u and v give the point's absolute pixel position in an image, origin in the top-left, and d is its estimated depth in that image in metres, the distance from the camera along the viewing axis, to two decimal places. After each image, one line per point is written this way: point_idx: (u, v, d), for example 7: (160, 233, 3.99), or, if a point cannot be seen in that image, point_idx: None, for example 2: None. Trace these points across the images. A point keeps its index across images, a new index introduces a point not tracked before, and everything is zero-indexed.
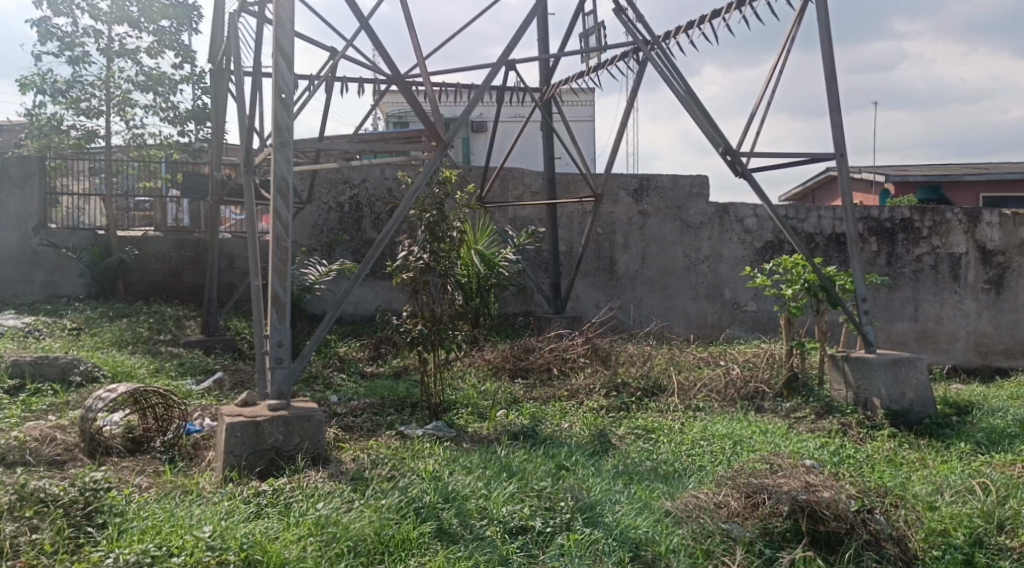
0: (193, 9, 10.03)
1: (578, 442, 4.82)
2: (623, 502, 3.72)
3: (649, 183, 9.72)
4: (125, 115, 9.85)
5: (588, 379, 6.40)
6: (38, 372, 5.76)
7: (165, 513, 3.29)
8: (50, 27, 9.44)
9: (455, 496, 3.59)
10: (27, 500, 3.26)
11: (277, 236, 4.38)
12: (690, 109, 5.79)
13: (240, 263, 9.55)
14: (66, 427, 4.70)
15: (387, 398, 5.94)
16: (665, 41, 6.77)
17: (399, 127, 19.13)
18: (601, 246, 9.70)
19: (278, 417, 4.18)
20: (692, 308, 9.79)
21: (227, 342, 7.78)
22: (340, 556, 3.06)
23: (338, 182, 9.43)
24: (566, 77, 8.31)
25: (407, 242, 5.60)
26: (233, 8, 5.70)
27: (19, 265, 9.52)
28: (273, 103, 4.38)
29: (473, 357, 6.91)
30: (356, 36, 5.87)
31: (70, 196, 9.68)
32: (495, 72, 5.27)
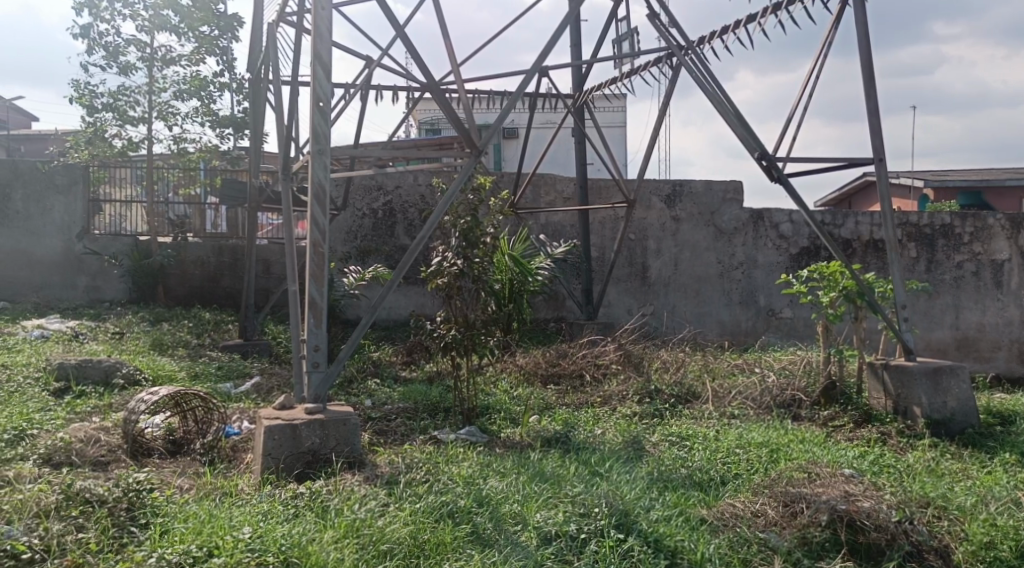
0: (233, 17, 10.23)
1: (612, 448, 4.81)
2: (657, 509, 3.70)
3: (682, 189, 9.68)
4: (166, 123, 10.06)
5: (621, 386, 6.38)
6: (82, 374, 5.91)
7: (206, 514, 3.35)
8: (95, 38, 9.69)
9: (489, 501, 3.61)
10: (73, 500, 3.35)
11: (314, 241, 4.43)
12: (725, 114, 5.75)
13: (277, 268, 9.71)
14: (110, 428, 4.82)
15: (420, 403, 5.97)
16: (698, 46, 6.74)
17: (431, 134, 19.29)
18: (634, 252, 9.68)
19: (314, 420, 4.23)
20: (726, 315, 9.71)
21: (263, 347, 7.90)
22: (377, 558, 3.10)
23: (372, 188, 9.53)
24: (599, 83, 8.30)
25: (441, 248, 5.64)
26: (272, 18, 5.80)
27: (63, 270, 9.80)
28: (311, 111, 4.45)
29: (506, 363, 6.92)
30: (392, 44, 5.94)
31: (111, 203, 9.91)
32: (529, 79, 5.29)
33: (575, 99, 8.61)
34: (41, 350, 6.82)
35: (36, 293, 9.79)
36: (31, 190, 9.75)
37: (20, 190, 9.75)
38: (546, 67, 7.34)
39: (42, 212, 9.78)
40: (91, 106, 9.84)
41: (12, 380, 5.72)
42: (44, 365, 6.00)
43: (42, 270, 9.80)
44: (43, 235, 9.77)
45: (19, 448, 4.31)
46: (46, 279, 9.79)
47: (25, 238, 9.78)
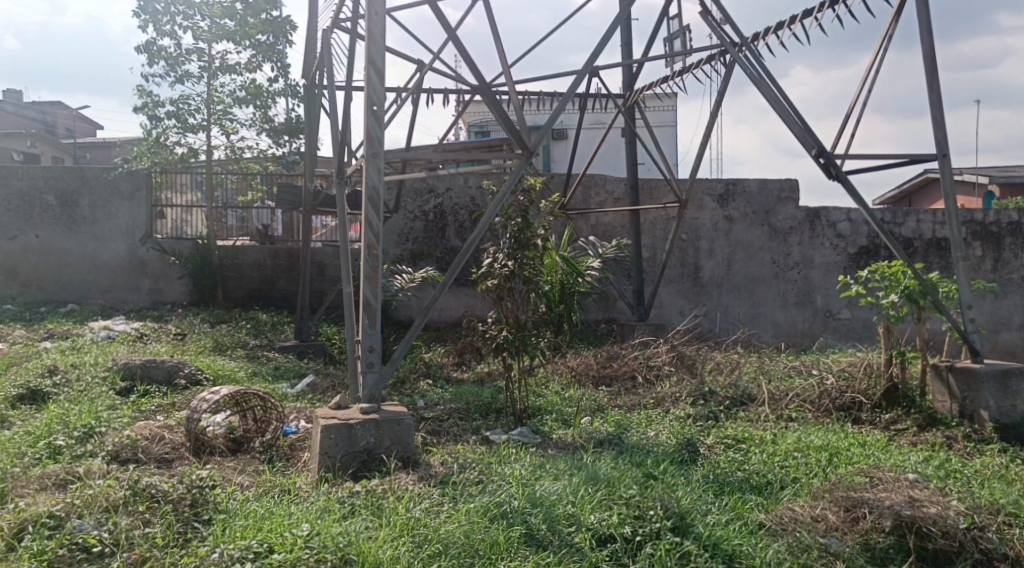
0: (287, 24, 10.43)
1: (666, 450, 4.76)
2: (714, 512, 3.65)
3: (736, 189, 9.53)
4: (224, 130, 10.32)
5: (674, 387, 6.30)
6: (146, 374, 6.09)
7: (265, 512, 3.41)
8: (156, 49, 9.99)
9: (543, 502, 3.58)
10: (140, 496, 3.45)
11: (368, 244, 4.48)
12: (780, 111, 5.62)
13: (331, 271, 9.88)
14: (173, 426, 4.95)
15: (472, 403, 6.01)
16: (752, 42, 6.62)
17: (481, 136, 19.37)
18: (686, 252, 9.56)
19: (370, 420, 4.28)
20: (781, 316, 9.54)
21: (318, 348, 8.04)
22: (433, 557, 3.12)
23: (423, 191, 9.63)
24: (650, 82, 8.23)
25: (492, 249, 5.65)
26: (326, 25, 5.90)
27: (127, 273, 10.13)
28: (365, 116, 4.50)
29: (556, 364, 6.90)
30: (444, 48, 5.98)
31: (173, 208, 10.20)
32: (580, 79, 5.26)
33: (626, 99, 8.54)
34: (107, 350, 7.05)
35: (102, 296, 10.14)
36: (97, 196, 10.11)
37: (87, 197, 10.11)
38: (596, 67, 7.30)
39: (107, 217, 10.12)
40: (153, 115, 10.15)
41: (81, 379, 5.94)
42: (110, 366, 6.21)
43: (108, 273, 10.14)
44: (108, 240, 10.11)
45: (89, 445, 4.47)
46: (111, 282, 10.13)
47: (92, 243, 10.13)
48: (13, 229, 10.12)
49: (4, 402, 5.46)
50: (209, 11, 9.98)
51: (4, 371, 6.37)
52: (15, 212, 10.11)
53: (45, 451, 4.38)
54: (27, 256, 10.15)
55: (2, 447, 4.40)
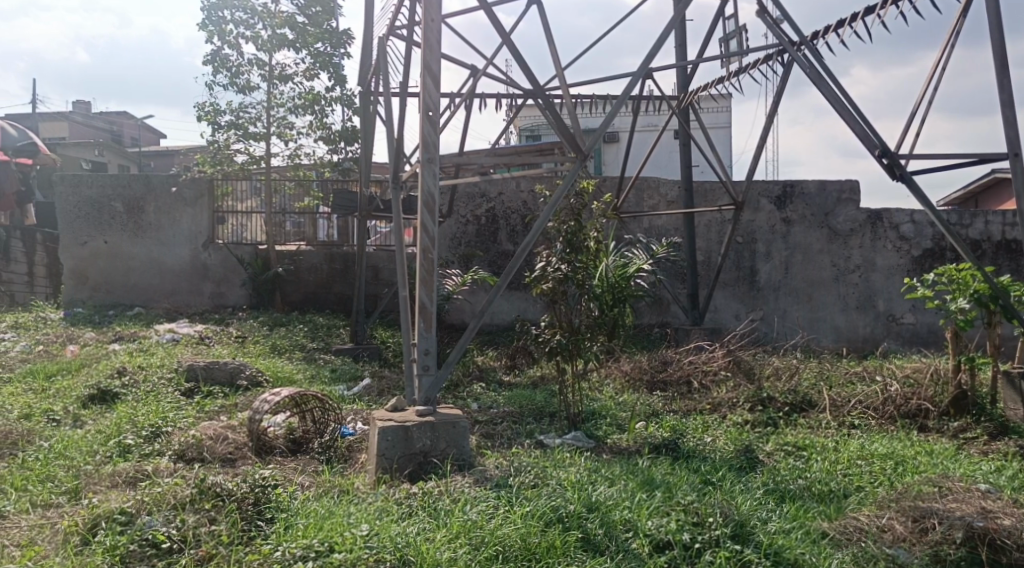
0: (344, 33, 10.62)
1: (724, 457, 4.69)
2: (775, 520, 3.58)
3: (794, 190, 9.34)
4: (283, 138, 10.55)
5: (731, 393, 6.19)
6: (210, 376, 6.26)
7: (326, 511, 3.46)
8: (219, 58, 10.27)
9: (599, 507, 3.56)
10: (206, 494, 3.53)
11: (423, 248, 4.52)
12: (841, 111, 5.20)
13: (385, 275, 10.02)
14: (236, 426, 5.06)
15: (525, 407, 6.02)
16: (811, 42, 6.47)
17: (532, 140, 19.42)
18: (741, 255, 9.41)
19: (425, 422, 4.32)
20: (842, 320, 9.32)
21: (373, 351, 8.14)
22: (489, 560, 3.13)
23: (475, 196, 9.68)
24: (705, 83, 8.13)
25: (545, 254, 5.64)
26: (383, 33, 5.99)
27: (190, 277, 10.43)
28: (421, 121, 4.55)
29: (609, 368, 6.84)
30: (497, 53, 5.98)
31: (233, 214, 10.47)
32: (634, 82, 5.14)
33: (680, 100, 8.44)
34: (172, 352, 7.28)
35: (166, 299, 10.46)
36: (163, 203, 10.43)
37: (153, 203, 10.43)
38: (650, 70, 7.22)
39: (172, 223, 10.43)
40: (215, 123, 10.43)
41: (148, 380, 6.14)
42: (176, 367, 6.40)
43: (171, 277, 10.46)
44: (172, 245, 10.42)
45: (156, 444, 4.62)
46: (175, 286, 10.45)
47: (157, 248, 10.45)
48: (83, 235, 10.49)
49: (76, 402, 5.67)
50: (270, 21, 10.22)
51: (76, 372, 6.61)
52: (86, 218, 10.48)
53: (116, 450, 4.53)
54: (97, 261, 10.52)
55: (76, 445, 4.58)
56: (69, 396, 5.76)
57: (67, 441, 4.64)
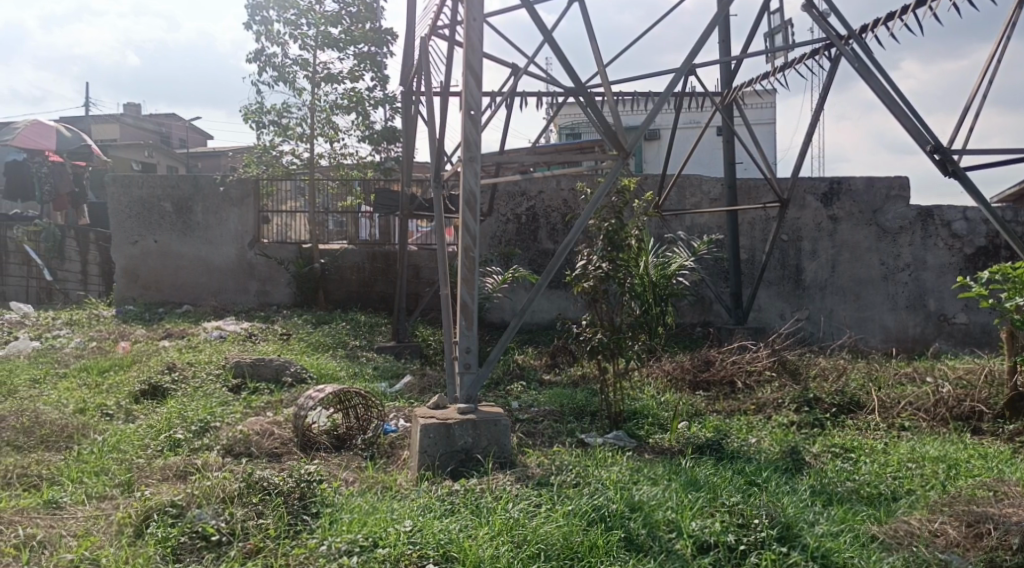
0: (387, 31, 10.70)
1: (769, 458, 4.62)
2: (823, 523, 3.52)
3: (841, 187, 9.15)
4: (327, 138, 10.69)
5: (776, 393, 6.09)
6: (256, 372, 6.38)
7: (370, 507, 3.50)
8: (265, 59, 10.44)
9: (641, 507, 3.54)
10: (253, 488, 3.59)
11: (464, 246, 4.54)
12: (892, 108, 5.02)
13: (426, 273, 10.09)
14: (282, 422, 5.14)
15: (566, 405, 5.99)
16: (860, 36, 6.33)
17: (572, 139, 19.40)
18: (786, 253, 9.26)
19: (467, 420, 4.34)
20: (890, 320, 9.12)
21: (415, 349, 8.20)
22: (532, 558, 3.13)
23: (516, 194, 9.69)
24: (749, 79, 8.01)
25: (587, 252, 5.61)
26: (426, 32, 6.02)
27: (236, 276, 10.63)
28: (463, 120, 4.57)
29: (651, 367, 6.78)
30: (538, 51, 5.97)
31: (278, 214, 10.64)
32: (678, 78, 5.07)
33: (724, 97, 8.33)
34: (220, 349, 7.42)
35: (214, 297, 10.68)
36: (210, 202, 10.64)
37: (200, 203, 10.65)
38: (694, 66, 7.14)
39: (219, 222, 10.64)
40: (261, 124, 10.61)
41: (197, 376, 6.28)
42: (224, 364, 6.53)
43: (219, 276, 10.68)
44: (219, 244, 10.63)
45: (205, 439, 4.72)
46: (222, 284, 10.67)
47: (205, 247, 10.67)
48: (134, 234, 10.76)
49: (128, 396, 5.82)
50: (314, 21, 10.35)
51: (128, 367, 6.79)
52: (137, 217, 10.75)
53: (166, 443, 4.64)
54: (147, 260, 10.79)
55: (128, 439, 4.70)
56: (122, 391, 5.91)
57: (120, 435, 4.76)
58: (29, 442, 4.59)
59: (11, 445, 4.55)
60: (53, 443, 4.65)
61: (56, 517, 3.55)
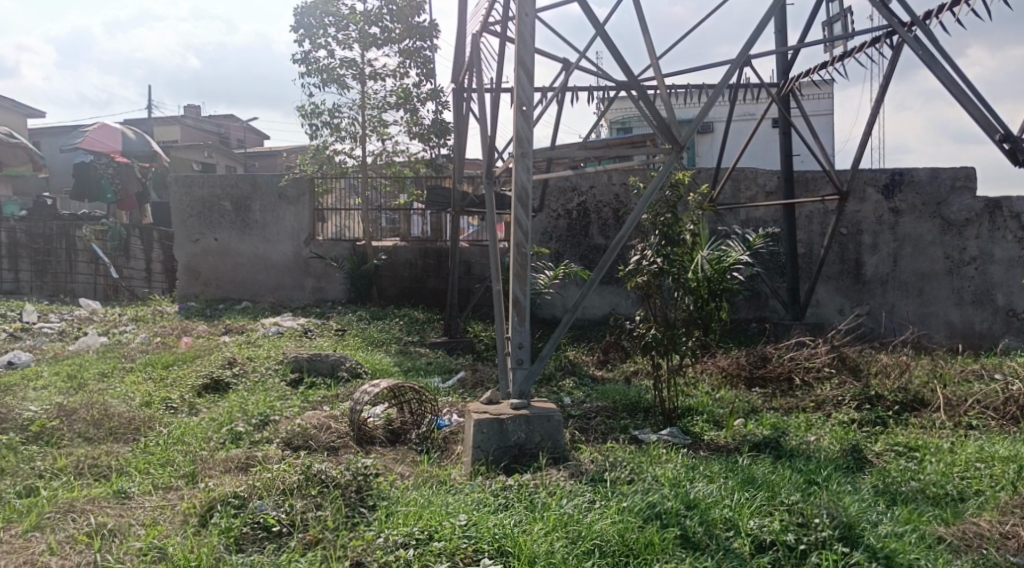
0: (432, 25, 10.76)
1: (828, 457, 4.52)
2: (887, 523, 3.43)
3: (903, 179, 8.88)
4: (378, 136, 10.81)
5: (836, 390, 5.94)
6: (313, 367, 6.50)
7: (425, 500, 3.53)
8: (314, 61, 10.61)
9: (698, 504, 3.50)
10: (311, 480, 3.65)
11: (517, 242, 4.54)
12: (958, 96, 4.84)
13: (478, 270, 10.14)
14: (338, 416, 5.22)
15: (619, 402, 5.94)
16: (924, 22, 6.13)
17: (622, 133, 19.31)
18: (846, 247, 9.03)
19: (520, 415, 4.35)
20: (956, 315, 8.83)
21: (467, 344, 8.26)
22: (587, 554, 3.12)
23: (567, 190, 9.66)
24: (806, 69, 7.82)
25: (640, 247, 5.56)
26: (477, 29, 6.04)
27: (293, 273, 10.85)
28: (515, 116, 4.56)
29: (706, 363, 6.67)
30: (590, 45, 5.93)
31: (333, 212, 10.81)
32: (733, 70, 4.98)
33: (780, 88, 8.15)
34: (278, 344, 7.58)
35: (272, 293, 10.92)
36: (268, 201, 10.87)
37: (258, 202, 10.88)
38: (749, 57, 7.02)
39: (275, 220, 10.86)
40: (313, 124, 10.79)
41: (257, 371, 6.43)
42: (281, 359, 6.67)
43: (276, 272, 10.91)
44: (277, 242, 10.86)
45: (265, 431, 4.84)
46: (279, 281, 10.90)
47: (263, 245, 10.91)
48: (195, 233, 11.06)
49: (192, 390, 5.99)
50: (360, 20, 10.46)
51: (190, 362, 6.99)
52: (197, 217, 11.04)
53: (228, 436, 4.77)
54: (208, 258, 11.08)
55: (192, 432, 4.84)
56: (185, 385, 6.07)
57: (183, 428, 4.89)
58: (99, 434, 4.77)
59: (82, 437, 4.74)
60: (121, 434, 4.81)
61: (125, 506, 3.67)
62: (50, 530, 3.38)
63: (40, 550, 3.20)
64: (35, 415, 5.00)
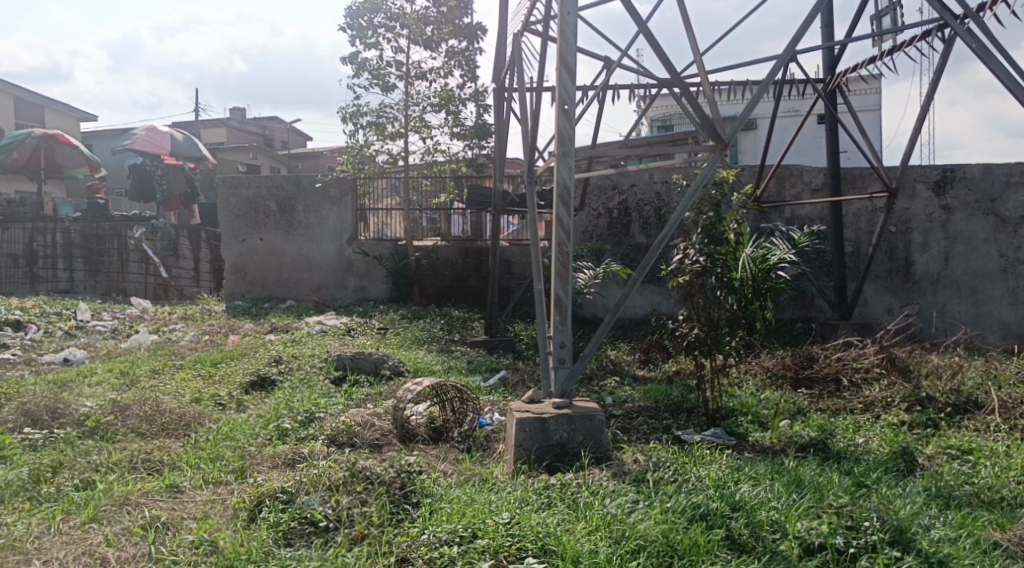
0: (476, 26, 10.81)
1: (878, 459, 4.43)
2: (940, 528, 3.35)
3: (955, 175, 8.65)
4: (421, 136, 10.89)
5: (885, 391, 5.81)
6: (357, 365, 6.57)
7: (468, 497, 3.55)
8: (361, 61, 10.73)
9: (744, 506, 3.46)
10: (356, 477, 3.69)
11: (558, 241, 4.53)
12: (1014, 90, 4.69)
13: (518, 268, 10.16)
14: (382, 414, 5.26)
15: (661, 401, 5.89)
16: (977, 14, 5.98)
17: (663, 131, 19.16)
18: (895, 246, 8.83)
19: (562, 415, 4.34)
20: (1010, 315, 8.58)
21: (508, 344, 8.27)
22: (631, 554, 3.11)
23: (608, 188, 9.61)
24: (854, 64, 7.66)
25: (683, 245, 5.50)
26: (519, 28, 6.04)
27: (336, 272, 11.00)
28: (557, 115, 4.55)
29: (751, 363, 6.58)
30: (632, 42, 5.90)
31: (375, 212, 10.91)
32: (779, 66, 4.90)
33: (826, 83, 8.00)
34: (322, 342, 7.68)
35: (315, 292, 11.08)
36: (311, 202, 11.02)
37: (302, 203, 11.04)
38: (794, 53, 6.90)
39: (319, 220, 11.00)
40: (358, 124, 10.91)
41: (302, 369, 6.54)
42: (326, 357, 6.77)
43: (320, 271, 11.06)
44: (320, 242, 11.01)
45: (311, 428, 4.91)
46: (323, 280, 11.06)
47: (307, 244, 11.07)
48: (242, 233, 11.27)
49: (240, 387, 6.11)
50: (406, 21, 10.54)
51: (238, 359, 7.12)
52: (244, 217, 11.24)
53: (275, 433, 4.85)
54: (254, 258, 11.28)
55: (240, 427, 4.94)
56: (233, 381, 6.19)
57: (232, 424, 4.99)
58: (151, 429, 4.89)
59: (136, 432, 4.87)
60: (173, 430, 4.93)
61: (177, 500, 3.75)
62: (106, 523, 3.48)
63: (97, 542, 3.29)
64: (90, 411, 5.14)
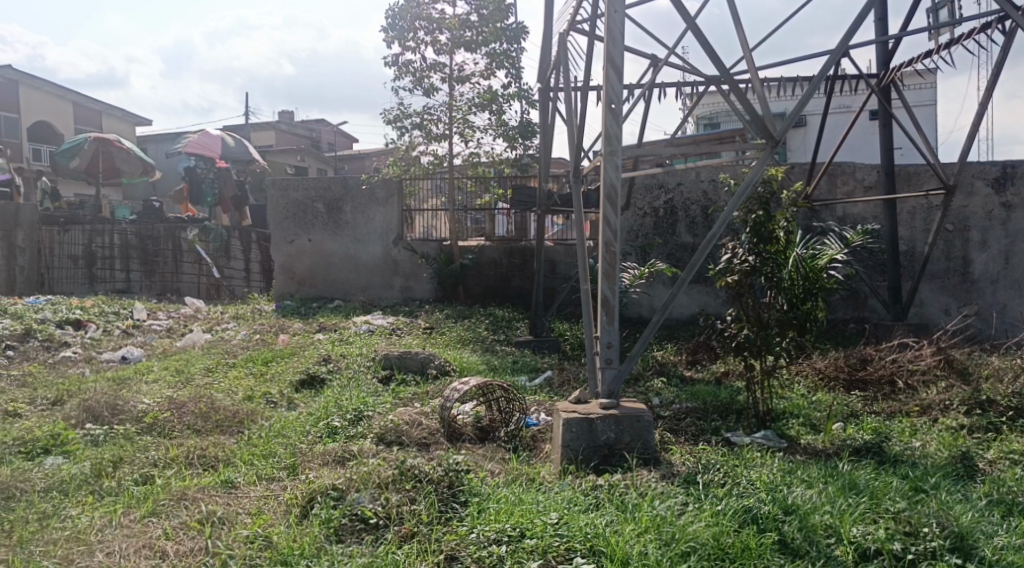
0: (519, 26, 10.81)
1: (936, 464, 4.31)
2: (1003, 535, 3.25)
3: (1016, 171, 8.37)
4: (465, 137, 10.94)
5: (943, 394, 5.65)
6: (403, 364, 6.63)
7: (516, 497, 3.55)
8: (404, 64, 10.82)
9: (796, 510, 3.40)
10: (405, 475, 3.71)
11: (606, 241, 4.51)
12: None
13: (563, 268, 10.13)
14: (429, 412, 5.29)
15: (709, 402, 5.82)
16: None
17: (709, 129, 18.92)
18: (952, 244, 8.58)
19: (609, 416, 4.31)
20: None
21: (554, 343, 8.26)
22: (681, 557, 3.07)
23: (653, 187, 9.53)
24: (909, 58, 7.47)
25: (731, 245, 5.42)
26: (564, 27, 6.02)
27: (382, 272, 11.11)
28: (604, 114, 4.53)
29: (802, 365, 6.46)
30: (679, 39, 5.84)
31: (420, 213, 10.99)
32: (830, 62, 4.80)
33: (879, 78, 7.81)
34: (369, 342, 7.77)
35: (362, 292, 11.21)
36: (358, 203, 11.15)
37: (349, 204, 11.18)
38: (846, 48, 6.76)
39: (366, 221, 11.13)
40: (402, 126, 11.00)
41: (350, 367, 6.62)
42: (373, 357, 6.84)
43: (367, 272, 11.19)
44: (367, 242, 11.14)
45: (359, 427, 4.97)
46: (370, 280, 11.18)
47: (354, 245, 11.20)
48: (291, 234, 11.45)
49: (290, 385, 6.21)
50: (449, 24, 10.60)
51: (287, 358, 7.25)
52: (292, 218, 11.42)
53: (325, 430, 4.93)
54: (303, 258, 11.45)
55: (291, 425, 5.02)
56: (283, 380, 6.30)
57: (283, 422, 5.08)
58: (206, 426, 5.00)
59: (191, 428, 4.98)
60: (226, 427, 5.04)
61: (232, 495, 3.83)
62: (165, 516, 3.57)
63: (156, 535, 3.39)
64: (148, 408, 5.28)
